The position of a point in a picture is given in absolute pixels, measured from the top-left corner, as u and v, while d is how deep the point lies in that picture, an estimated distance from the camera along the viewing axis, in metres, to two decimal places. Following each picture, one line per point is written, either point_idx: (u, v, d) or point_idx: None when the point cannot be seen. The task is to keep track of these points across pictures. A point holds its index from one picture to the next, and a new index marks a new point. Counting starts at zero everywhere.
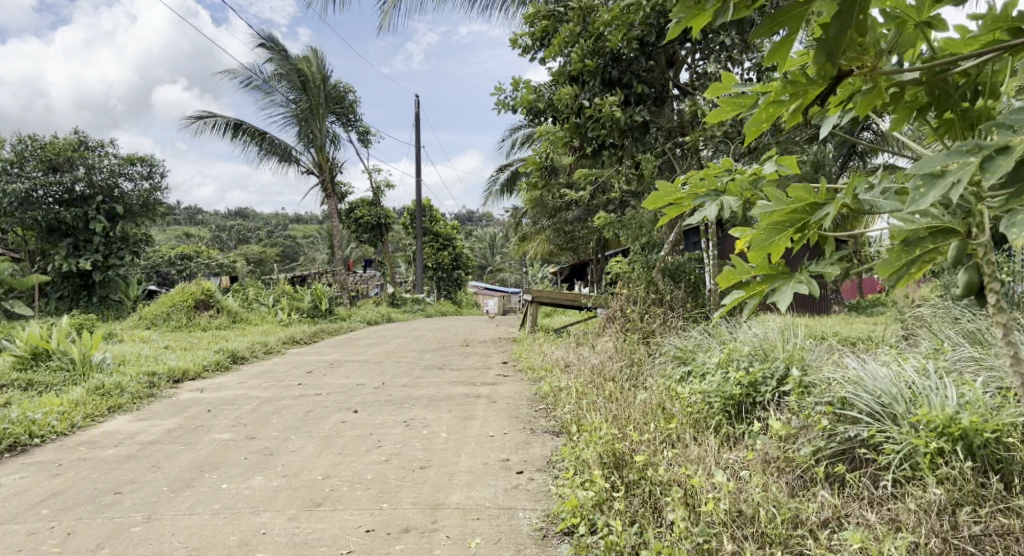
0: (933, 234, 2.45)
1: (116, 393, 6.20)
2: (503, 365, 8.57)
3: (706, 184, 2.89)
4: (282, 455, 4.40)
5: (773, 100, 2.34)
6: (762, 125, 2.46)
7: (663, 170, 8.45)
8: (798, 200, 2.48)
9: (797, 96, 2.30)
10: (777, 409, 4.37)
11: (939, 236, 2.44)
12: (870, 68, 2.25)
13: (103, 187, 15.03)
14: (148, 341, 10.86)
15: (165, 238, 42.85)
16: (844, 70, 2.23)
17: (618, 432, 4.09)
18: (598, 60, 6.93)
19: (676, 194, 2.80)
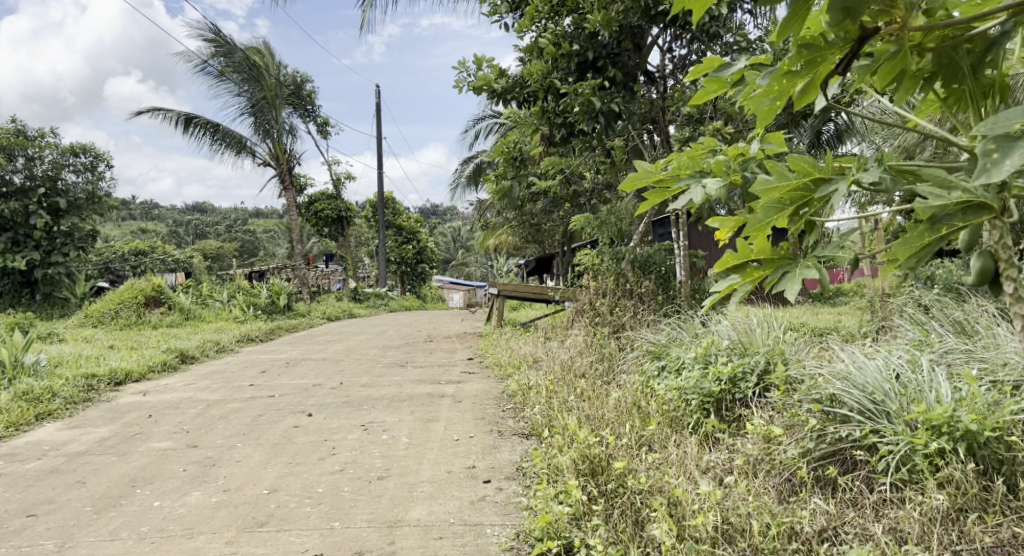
0: (963, 212, 2.12)
1: (47, 398, 5.72)
2: (469, 361, 8.24)
3: (690, 167, 2.58)
4: (225, 466, 4.01)
5: (786, 71, 2.08)
6: (776, 101, 2.18)
7: (632, 158, 8.18)
8: (801, 176, 2.24)
9: (811, 65, 2.06)
10: (760, 407, 4.10)
11: (971, 214, 2.11)
12: (899, 25, 2.00)
13: (45, 179, 14.35)
14: (92, 341, 10.30)
15: (119, 233, 41.57)
16: (868, 29, 1.98)
17: (593, 435, 3.79)
18: (579, 46, 6.70)
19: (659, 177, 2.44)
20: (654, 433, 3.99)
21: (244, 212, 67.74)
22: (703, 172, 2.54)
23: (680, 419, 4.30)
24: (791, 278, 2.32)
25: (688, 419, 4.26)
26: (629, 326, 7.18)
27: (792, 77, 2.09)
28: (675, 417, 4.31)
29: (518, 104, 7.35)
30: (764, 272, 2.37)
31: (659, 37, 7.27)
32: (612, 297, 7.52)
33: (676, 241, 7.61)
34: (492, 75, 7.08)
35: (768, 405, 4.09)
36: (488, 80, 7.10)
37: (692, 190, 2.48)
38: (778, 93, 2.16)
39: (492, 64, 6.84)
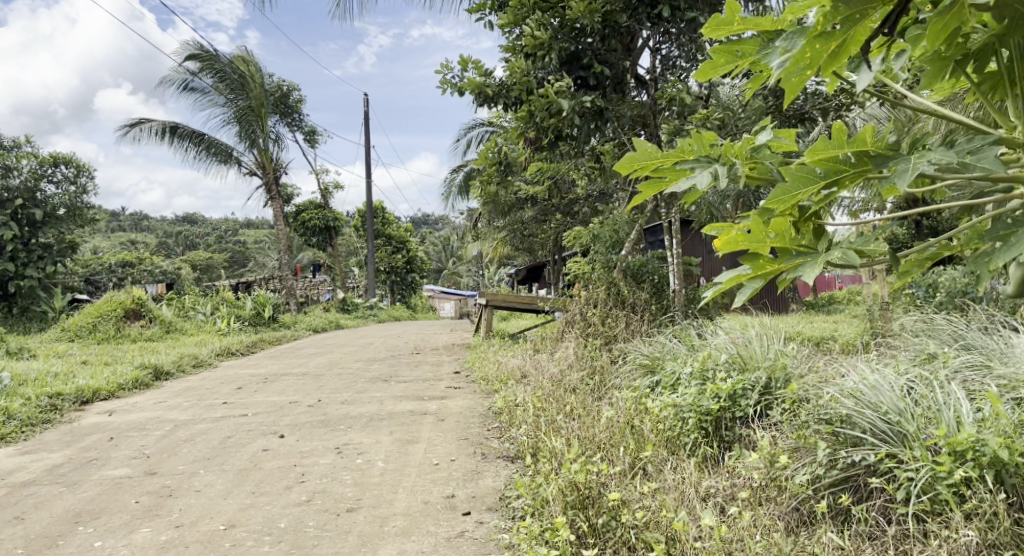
0: None
1: (2, 421, 5.37)
2: (455, 375, 7.93)
3: (694, 151, 2.26)
4: (183, 497, 3.68)
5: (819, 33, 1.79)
6: (808, 71, 1.86)
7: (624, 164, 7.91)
8: (855, 144, 1.96)
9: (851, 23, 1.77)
10: (763, 426, 3.81)
11: None
12: None
13: (23, 191, 14.04)
14: (65, 356, 9.93)
15: (107, 245, 41.00)
16: None
17: (584, 461, 3.47)
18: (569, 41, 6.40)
19: (656, 158, 2.19)
20: (651, 461, 3.70)
21: (234, 222, 67.25)
22: (712, 157, 2.20)
23: (678, 441, 4.00)
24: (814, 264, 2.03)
25: (686, 441, 3.97)
26: (621, 338, 6.89)
27: (824, 41, 1.80)
28: (672, 440, 4.01)
29: (504, 107, 7.08)
30: (778, 266, 2.09)
31: (649, 38, 7.01)
32: (603, 307, 7.25)
33: (669, 248, 7.40)
34: (478, 76, 6.79)
35: (773, 425, 3.79)
36: (472, 81, 6.81)
37: (697, 174, 2.18)
38: (809, 61, 1.84)
39: (476, 64, 6.58)
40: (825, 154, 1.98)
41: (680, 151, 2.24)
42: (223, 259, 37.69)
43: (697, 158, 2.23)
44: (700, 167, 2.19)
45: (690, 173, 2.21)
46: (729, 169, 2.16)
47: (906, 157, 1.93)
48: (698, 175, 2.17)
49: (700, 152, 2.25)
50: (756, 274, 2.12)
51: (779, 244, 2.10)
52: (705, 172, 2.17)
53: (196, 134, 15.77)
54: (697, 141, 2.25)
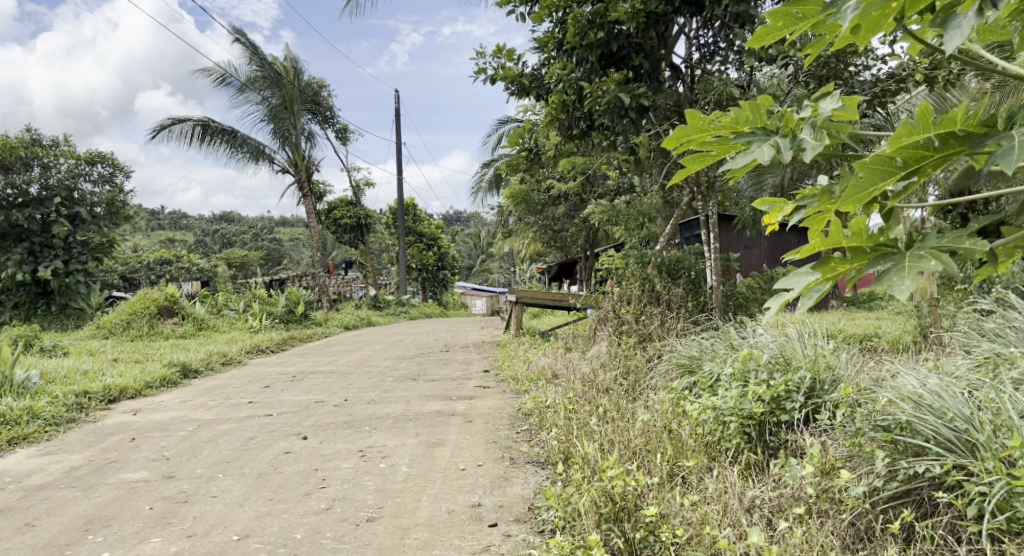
0: None
1: (26, 421, 5.31)
2: (485, 373, 7.74)
3: (750, 121, 2.11)
4: (198, 503, 3.54)
5: None
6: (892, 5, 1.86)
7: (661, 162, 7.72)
8: (940, 127, 1.87)
9: None
10: (816, 434, 3.54)
11: None
12: None
13: (61, 189, 14.10)
14: (97, 353, 9.95)
15: (148, 243, 41.67)
16: None
17: (620, 469, 3.27)
18: (605, 39, 6.08)
19: (704, 131, 2.07)
20: (693, 472, 3.46)
21: (269, 220, 68.01)
22: (769, 129, 2.07)
23: (720, 450, 3.76)
24: (892, 267, 1.89)
25: (728, 449, 3.73)
26: (656, 337, 6.65)
27: None
28: (713, 447, 3.77)
29: (535, 97, 6.84)
30: (849, 266, 1.96)
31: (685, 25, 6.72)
32: (637, 304, 7.02)
33: (705, 243, 7.15)
34: (510, 65, 6.57)
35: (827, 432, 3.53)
36: (503, 71, 6.58)
37: (757, 148, 2.06)
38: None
39: (508, 52, 6.34)
40: (909, 140, 1.88)
41: (733, 121, 2.09)
42: (258, 256, 38.02)
43: (754, 129, 2.09)
44: (756, 142, 2.07)
45: (747, 148, 2.09)
46: (793, 140, 2.04)
47: (1007, 134, 1.83)
48: (759, 149, 2.05)
49: (756, 122, 2.10)
50: (824, 278, 1.97)
51: (852, 245, 1.98)
52: (764, 146, 2.05)
53: (229, 132, 15.78)
54: (753, 110, 2.10)
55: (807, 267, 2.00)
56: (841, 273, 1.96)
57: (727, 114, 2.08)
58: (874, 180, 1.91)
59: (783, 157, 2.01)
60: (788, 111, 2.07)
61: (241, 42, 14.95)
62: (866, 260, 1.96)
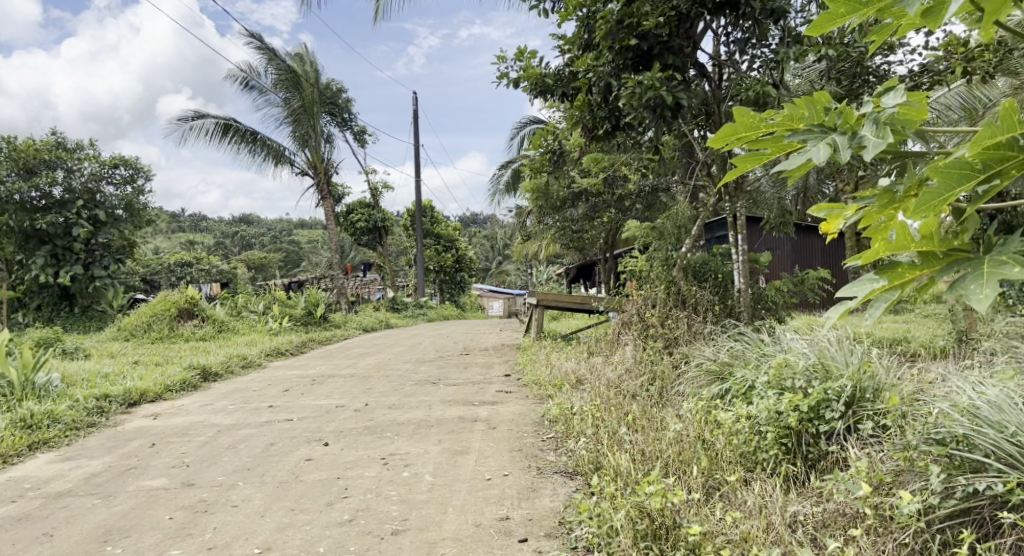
0: None
1: (46, 425, 5.26)
2: (506, 378, 7.61)
3: (805, 118, 2.17)
4: (219, 513, 3.46)
5: None
6: None
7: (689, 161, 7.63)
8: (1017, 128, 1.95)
9: None
10: (860, 448, 3.40)
11: None
12: None
13: (83, 192, 14.16)
14: (117, 356, 9.95)
15: (170, 246, 42.00)
16: None
17: (659, 484, 3.19)
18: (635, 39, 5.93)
19: (757, 127, 2.15)
20: (732, 488, 3.34)
21: (287, 222, 68.31)
22: (826, 125, 2.12)
23: (757, 461, 3.62)
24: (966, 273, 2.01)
25: (766, 460, 3.60)
26: (683, 341, 6.52)
27: None
28: (748, 458, 3.64)
29: (559, 97, 6.72)
30: (920, 273, 2.10)
31: (712, 22, 6.56)
32: (663, 307, 6.90)
33: (733, 245, 7.01)
34: (533, 67, 6.46)
35: (875, 446, 3.39)
36: (526, 73, 6.48)
37: (813, 146, 2.09)
38: None
39: (531, 54, 6.23)
40: (988, 144, 1.96)
41: (788, 119, 2.17)
42: (277, 258, 38.15)
43: (809, 126, 2.14)
44: (812, 139, 2.12)
45: (803, 145, 2.13)
46: (852, 136, 2.09)
47: None
48: (814, 148, 2.08)
49: (812, 119, 2.16)
50: (892, 285, 2.11)
51: (923, 249, 2.10)
52: (821, 143, 2.09)
53: (250, 134, 15.81)
54: (810, 107, 2.16)
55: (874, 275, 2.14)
56: (909, 280, 2.11)
57: (781, 113, 2.16)
58: (949, 185, 1.99)
59: (841, 155, 2.06)
60: (846, 108, 2.12)
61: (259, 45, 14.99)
62: (937, 268, 2.08)
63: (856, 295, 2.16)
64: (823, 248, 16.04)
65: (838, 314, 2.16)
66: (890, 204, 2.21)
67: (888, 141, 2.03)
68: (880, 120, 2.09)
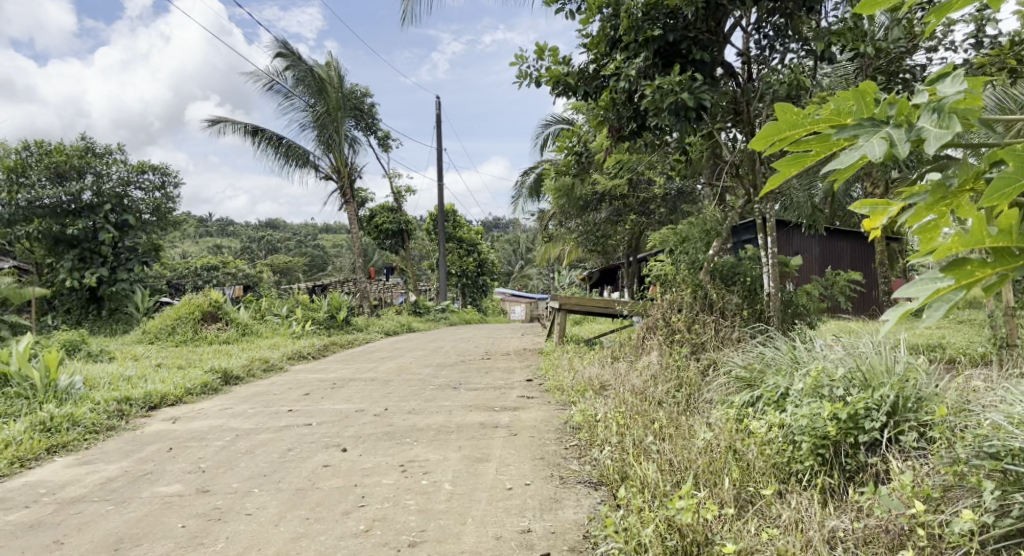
0: None
1: (65, 429, 5.23)
2: (528, 383, 7.48)
3: (854, 112, 2.15)
4: (232, 522, 3.37)
5: None
6: None
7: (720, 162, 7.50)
8: None
9: None
10: (904, 462, 3.27)
11: None
12: None
13: (112, 196, 14.29)
14: (140, 359, 9.96)
15: (197, 250, 42.43)
16: None
17: (691, 498, 3.11)
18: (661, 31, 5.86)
19: (802, 126, 2.17)
20: (768, 503, 3.20)
21: (311, 226, 68.75)
22: (880, 121, 2.09)
23: (792, 474, 3.52)
24: None
25: (801, 472, 3.49)
26: (710, 347, 6.37)
27: None
28: (782, 471, 3.53)
29: (583, 97, 6.59)
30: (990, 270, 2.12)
31: (741, 18, 6.40)
32: (689, 312, 6.76)
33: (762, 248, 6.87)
34: (556, 66, 6.33)
35: (919, 460, 3.28)
36: (550, 72, 6.37)
37: (868, 143, 2.06)
38: None
39: (555, 54, 6.11)
40: None
41: (834, 114, 2.16)
42: (301, 262, 38.33)
43: (858, 120, 2.13)
44: (863, 133, 2.09)
45: (855, 142, 2.10)
46: (909, 131, 2.05)
47: None
48: (868, 145, 2.06)
49: (861, 113, 2.14)
50: (959, 285, 2.13)
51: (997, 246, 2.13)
52: (876, 138, 2.07)
53: (275, 138, 15.86)
54: (860, 100, 2.13)
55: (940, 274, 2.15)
56: (978, 277, 2.11)
57: (827, 108, 2.15)
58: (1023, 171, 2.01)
59: (899, 149, 2.03)
60: (899, 99, 2.08)
61: (284, 49, 15.03)
62: (1006, 265, 2.12)
63: (916, 297, 2.19)
64: (851, 253, 15.72)
65: (901, 316, 2.17)
66: (945, 200, 2.21)
67: (954, 130, 1.97)
68: (939, 110, 2.04)
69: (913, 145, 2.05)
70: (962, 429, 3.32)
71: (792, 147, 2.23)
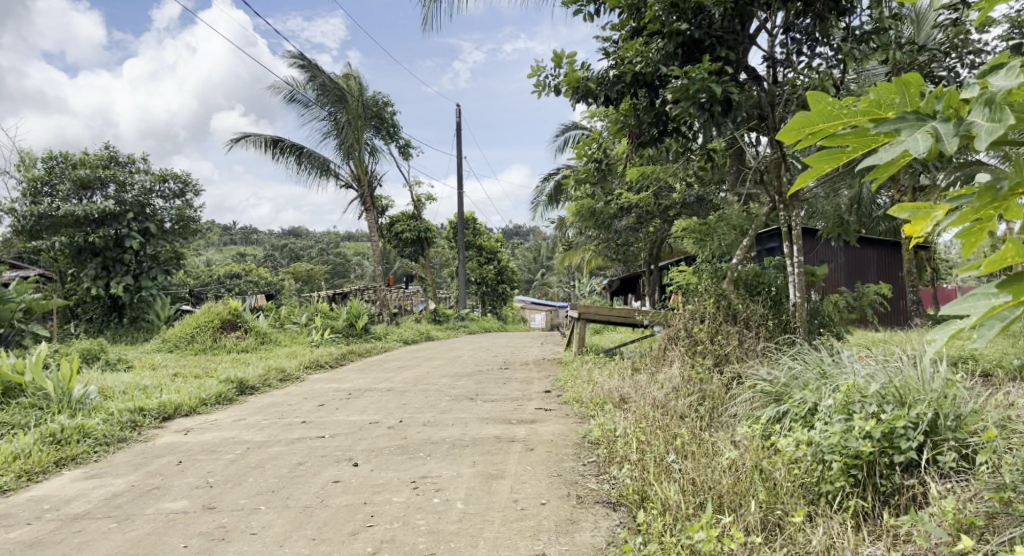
0: None
1: (76, 440, 5.17)
2: (547, 394, 7.32)
3: (897, 104, 2.03)
4: (237, 542, 3.28)
5: None
6: None
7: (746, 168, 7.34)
8: None
9: None
10: (945, 486, 3.11)
11: None
12: None
13: (134, 205, 14.39)
14: (158, 368, 9.94)
15: (220, 258, 42.77)
16: None
17: (723, 531, 3.02)
18: (687, 23, 5.82)
19: (837, 117, 2.04)
20: (797, 529, 3.08)
21: (333, 234, 69.09)
22: (925, 114, 1.98)
23: (821, 495, 3.35)
24: None
25: (830, 492, 3.32)
26: (734, 359, 6.26)
27: None
28: (810, 492, 3.36)
29: (602, 102, 6.44)
30: None
31: (766, 21, 6.25)
32: (711, 322, 6.61)
33: (788, 257, 6.69)
34: (574, 70, 6.20)
35: (961, 484, 3.13)
36: (568, 78, 6.25)
37: (911, 138, 1.95)
38: None
39: (573, 60, 5.98)
40: None
41: (874, 106, 2.04)
42: (322, 269, 38.43)
43: (901, 113, 2.01)
44: (906, 127, 1.98)
45: (899, 136, 1.98)
46: (958, 126, 1.93)
47: None
48: (913, 139, 1.95)
49: (904, 105, 2.03)
50: (1015, 302, 2.02)
51: None
52: (920, 133, 1.95)
53: (296, 147, 15.88)
54: (904, 92, 2.01)
55: (993, 290, 2.05)
56: None
57: (867, 99, 2.02)
58: None
59: (945, 144, 1.92)
60: (948, 92, 1.96)
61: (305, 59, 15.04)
62: None
63: (968, 315, 2.08)
64: (878, 260, 15.41)
65: (953, 333, 2.05)
66: (996, 205, 2.08)
67: (1007, 124, 1.85)
68: (991, 102, 1.91)
69: (961, 142, 1.93)
70: (1006, 451, 3.16)
71: (828, 142, 2.10)
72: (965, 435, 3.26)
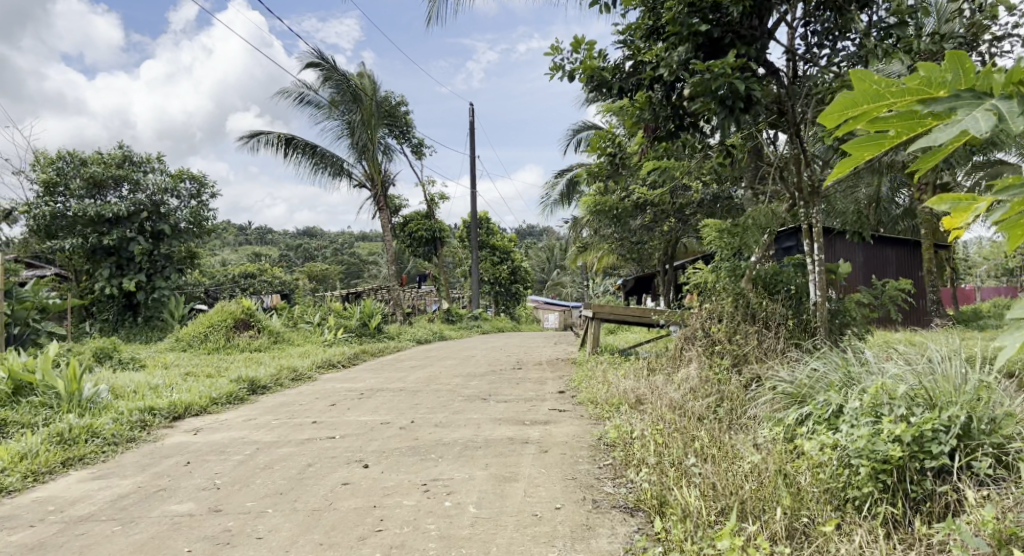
0: None
1: (85, 440, 5.11)
2: (561, 395, 7.19)
3: (947, 82, 1.99)
4: (241, 547, 3.19)
5: None
6: None
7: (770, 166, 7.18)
8: None
9: None
10: (982, 494, 2.98)
11: None
12: None
13: (149, 204, 14.41)
14: (171, 367, 9.90)
15: (236, 258, 42.90)
16: None
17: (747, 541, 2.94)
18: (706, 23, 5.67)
19: (885, 94, 1.99)
20: (825, 540, 2.97)
21: (347, 235, 69.22)
22: (979, 93, 1.98)
23: (847, 501, 3.23)
24: None
25: (857, 498, 3.20)
26: (752, 360, 6.14)
27: None
28: (837, 499, 3.24)
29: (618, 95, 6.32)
30: None
31: (786, 13, 6.11)
32: (729, 322, 6.47)
33: (809, 255, 6.54)
34: (590, 60, 6.07)
35: (998, 492, 3.00)
36: (584, 67, 6.13)
37: (970, 117, 1.93)
38: None
39: (591, 46, 5.87)
40: None
41: (923, 85, 1.99)
42: (336, 269, 38.49)
43: (953, 92, 1.98)
44: (962, 106, 1.96)
45: (955, 116, 1.96)
46: (1012, 105, 1.94)
47: None
48: (972, 119, 1.93)
49: (956, 82, 1.99)
50: None
51: None
52: (979, 112, 1.94)
53: (310, 146, 15.83)
54: (955, 71, 1.98)
55: None
56: None
57: (915, 77, 1.98)
58: None
59: (1007, 125, 1.92)
60: (1003, 70, 1.97)
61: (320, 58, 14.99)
62: None
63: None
64: (897, 260, 15.17)
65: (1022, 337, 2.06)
66: None
67: None
68: None
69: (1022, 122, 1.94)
70: None
71: (867, 127, 2.05)
72: (1002, 441, 3.13)
